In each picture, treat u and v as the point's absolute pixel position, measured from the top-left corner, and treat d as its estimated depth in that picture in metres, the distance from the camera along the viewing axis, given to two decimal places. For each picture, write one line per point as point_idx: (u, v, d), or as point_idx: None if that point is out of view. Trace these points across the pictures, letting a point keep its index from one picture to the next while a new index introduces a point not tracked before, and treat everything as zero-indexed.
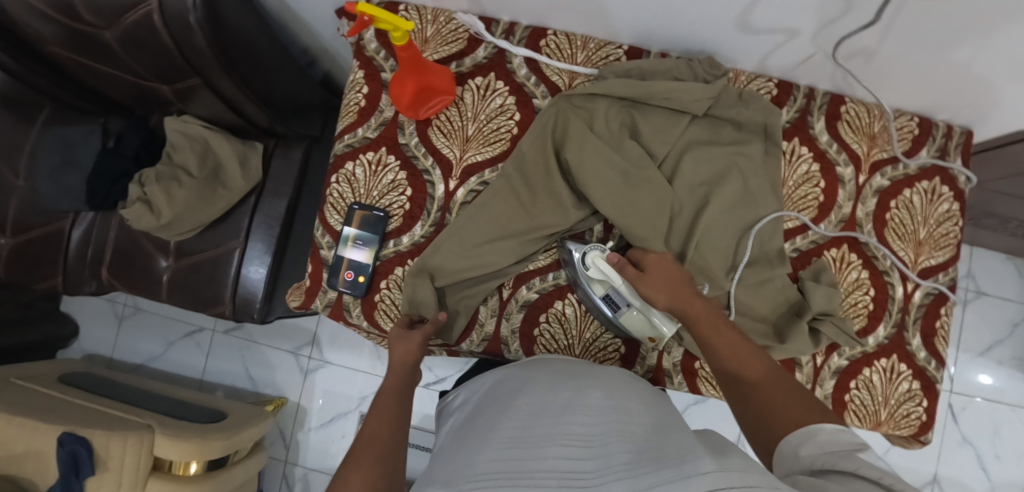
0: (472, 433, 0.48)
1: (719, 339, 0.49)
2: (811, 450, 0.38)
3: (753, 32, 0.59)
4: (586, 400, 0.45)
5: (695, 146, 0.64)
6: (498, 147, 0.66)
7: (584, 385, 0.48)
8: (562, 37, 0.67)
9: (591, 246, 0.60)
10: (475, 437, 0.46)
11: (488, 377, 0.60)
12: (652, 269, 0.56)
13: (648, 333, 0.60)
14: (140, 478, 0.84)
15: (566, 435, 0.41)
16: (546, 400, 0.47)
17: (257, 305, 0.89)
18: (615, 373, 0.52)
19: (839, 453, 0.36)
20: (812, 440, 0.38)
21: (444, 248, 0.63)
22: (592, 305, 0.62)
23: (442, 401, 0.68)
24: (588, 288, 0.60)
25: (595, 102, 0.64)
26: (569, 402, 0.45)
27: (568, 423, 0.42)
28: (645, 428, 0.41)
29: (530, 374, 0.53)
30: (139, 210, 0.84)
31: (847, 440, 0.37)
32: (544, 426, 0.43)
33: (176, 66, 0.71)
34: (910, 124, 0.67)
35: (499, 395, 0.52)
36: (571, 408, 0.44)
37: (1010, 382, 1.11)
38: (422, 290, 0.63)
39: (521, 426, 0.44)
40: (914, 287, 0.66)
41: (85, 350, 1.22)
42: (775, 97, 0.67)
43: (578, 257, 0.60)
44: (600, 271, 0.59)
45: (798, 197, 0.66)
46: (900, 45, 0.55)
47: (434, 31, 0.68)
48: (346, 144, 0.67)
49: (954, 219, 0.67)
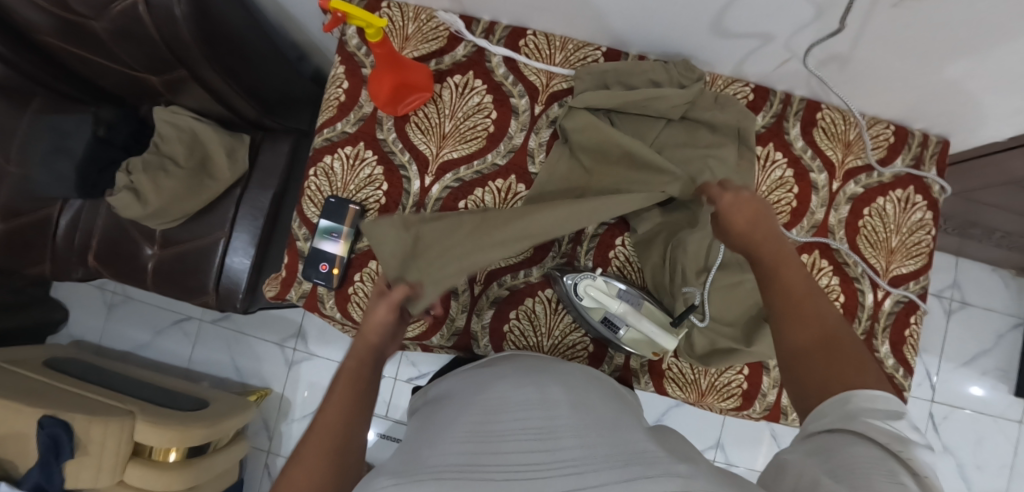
0: (433, 427, 0.49)
1: (789, 277, 0.46)
2: (836, 410, 0.37)
3: (728, 36, 0.60)
4: (550, 396, 0.47)
5: (668, 150, 0.65)
6: (474, 145, 0.66)
7: (548, 383, 0.50)
8: (541, 37, 0.68)
9: (582, 275, 0.60)
10: (437, 427, 0.47)
11: (451, 381, 0.61)
12: (734, 210, 0.49)
13: (652, 349, 0.60)
14: (120, 463, 0.87)
15: (527, 429, 0.42)
16: (509, 395, 0.48)
17: (240, 295, 0.90)
18: (579, 372, 0.55)
19: (851, 418, 0.36)
20: (844, 401, 0.38)
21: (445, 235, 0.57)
22: (592, 329, 0.63)
23: (416, 397, 0.68)
24: (586, 315, 0.61)
25: (578, 115, 0.63)
26: (535, 397, 0.46)
27: (532, 419, 0.43)
28: (598, 423, 0.43)
29: (501, 372, 0.55)
30: (126, 199, 0.85)
31: (883, 406, 0.36)
32: (509, 420, 0.44)
33: (163, 58, 0.72)
34: (885, 132, 0.68)
35: (462, 394, 0.53)
36: (536, 403, 0.45)
37: (993, 393, 1.11)
38: (387, 266, 0.56)
39: (484, 417, 0.45)
40: (884, 295, 0.66)
41: (74, 336, 1.24)
42: (750, 102, 0.67)
43: (571, 288, 0.60)
44: (594, 299, 0.60)
45: (772, 202, 0.67)
46: (872, 51, 0.55)
47: (415, 28, 0.69)
48: (324, 139, 0.68)
49: (927, 229, 0.67)
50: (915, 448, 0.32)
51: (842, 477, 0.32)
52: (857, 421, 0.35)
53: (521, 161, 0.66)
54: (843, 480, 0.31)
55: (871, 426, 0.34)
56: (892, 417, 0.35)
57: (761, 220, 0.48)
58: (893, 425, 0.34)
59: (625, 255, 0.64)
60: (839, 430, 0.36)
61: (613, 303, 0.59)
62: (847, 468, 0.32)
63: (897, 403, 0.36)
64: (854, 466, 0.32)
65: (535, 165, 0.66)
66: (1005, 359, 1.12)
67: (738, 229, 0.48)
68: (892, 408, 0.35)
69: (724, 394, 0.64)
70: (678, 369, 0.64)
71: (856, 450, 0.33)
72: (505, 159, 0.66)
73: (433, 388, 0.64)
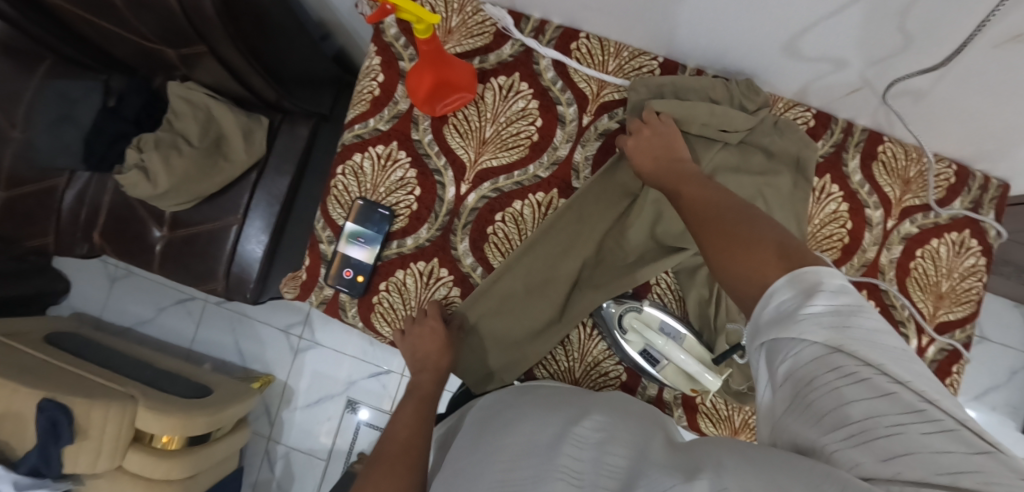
0: (461, 477, 0.43)
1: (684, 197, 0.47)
2: (767, 320, 0.34)
3: (800, 59, 0.55)
4: (578, 430, 0.42)
5: (724, 173, 0.61)
6: (515, 153, 0.62)
7: (574, 416, 0.45)
8: (595, 41, 0.63)
9: (626, 307, 0.59)
10: (468, 473, 0.42)
11: (494, 397, 0.57)
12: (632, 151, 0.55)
13: (690, 385, 0.58)
14: (120, 448, 0.84)
15: (561, 469, 0.37)
16: (536, 436, 0.43)
17: (251, 284, 0.86)
18: (608, 401, 0.49)
19: (784, 318, 0.33)
20: (771, 300, 0.35)
21: (481, 342, 0.62)
22: (629, 363, 0.60)
23: (439, 428, 0.63)
24: (624, 348, 0.59)
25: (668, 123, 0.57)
26: (560, 434, 0.42)
27: (565, 458, 0.38)
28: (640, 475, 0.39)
29: (519, 410, 0.50)
30: (136, 178, 0.81)
31: (803, 285, 0.34)
32: (539, 463, 0.38)
33: (181, 31, 0.67)
34: (948, 171, 0.64)
35: (485, 434, 0.48)
36: (565, 440, 0.41)
37: (1002, 430, 1.10)
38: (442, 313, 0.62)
39: (512, 462, 0.40)
40: (929, 341, 0.64)
41: (74, 308, 1.21)
42: (811, 129, 0.64)
43: (614, 317, 0.59)
44: (635, 332, 0.58)
45: (823, 236, 0.64)
46: (956, 88, 0.52)
47: (459, 21, 0.64)
48: (355, 135, 0.63)
49: (979, 275, 0.64)
50: (850, 322, 0.32)
51: (839, 422, 0.29)
52: (791, 325, 0.32)
53: (565, 175, 0.62)
54: (844, 421, 0.29)
55: (805, 325, 0.32)
56: (813, 292, 0.33)
57: (661, 161, 0.53)
58: (820, 307, 0.32)
59: (667, 282, 0.61)
60: (779, 339, 0.33)
61: (654, 337, 0.57)
62: (833, 401, 0.30)
63: (814, 274, 0.34)
64: (836, 393, 0.30)
65: (580, 180, 0.62)
66: (1015, 395, 1.10)
67: (647, 170, 0.53)
68: (810, 284, 0.33)
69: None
70: (712, 405, 0.62)
71: (814, 369, 0.31)
72: (547, 172, 0.62)
73: (472, 406, 0.59)
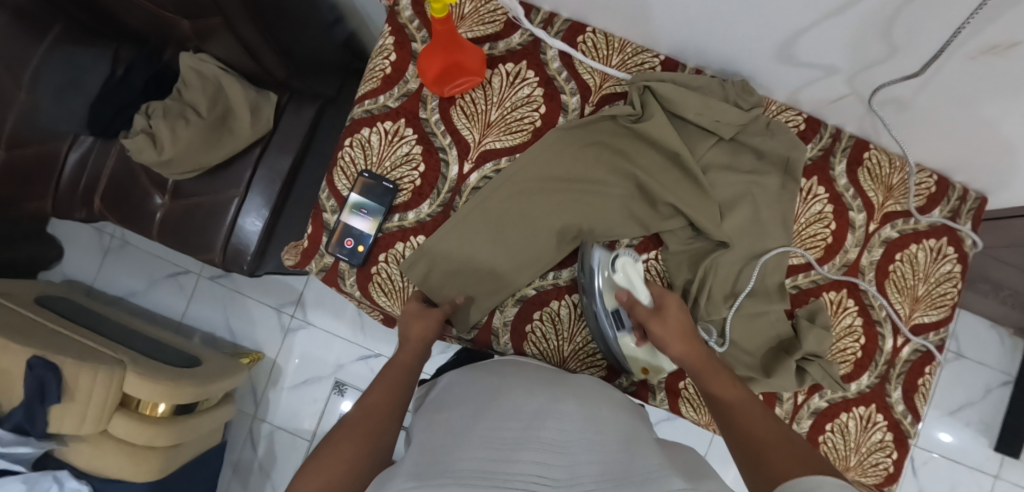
0: (445, 424, 0.46)
1: (738, 414, 0.47)
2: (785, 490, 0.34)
3: (791, 63, 0.58)
4: (558, 407, 0.44)
5: (714, 169, 0.64)
6: (518, 137, 0.65)
7: (559, 393, 0.47)
8: (600, 36, 0.66)
9: (623, 252, 0.61)
10: (450, 429, 0.44)
11: (456, 373, 0.58)
12: (669, 314, 0.56)
13: (643, 363, 0.61)
14: (105, 413, 0.83)
15: (538, 439, 0.40)
16: (518, 404, 0.45)
17: (248, 258, 0.88)
18: (590, 383, 0.52)
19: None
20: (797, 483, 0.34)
21: (451, 273, 0.64)
22: (591, 317, 0.61)
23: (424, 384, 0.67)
24: (598, 301, 0.60)
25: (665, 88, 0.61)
26: (540, 408, 0.44)
27: (546, 429, 0.41)
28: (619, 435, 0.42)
29: (503, 378, 0.51)
30: (142, 143, 0.83)
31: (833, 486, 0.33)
32: (517, 431, 0.41)
33: (201, 3, 0.70)
34: (928, 181, 0.67)
35: (473, 395, 0.49)
36: (546, 414, 0.43)
37: (975, 447, 1.13)
38: (425, 248, 0.63)
39: (495, 424, 0.42)
40: (904, 342, 0.66)
41: (66, 275, 1.21)
42: (801, 132, 0.67)
43: (608, 259, 0.60)
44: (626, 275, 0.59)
45: (808, 235, 0.66)
46: (936, 99, 0.55)
47: (472, 9, 0.67)
48: (365, 110, 0.65)
49: (954, 281, 0.67)
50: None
51: None
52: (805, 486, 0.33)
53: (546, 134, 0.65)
54: None
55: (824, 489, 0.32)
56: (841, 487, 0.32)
57: (694, 343, 0.54)
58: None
59: (656, 269, 0.66)
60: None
61: (645, 298, 0.59)
62: None
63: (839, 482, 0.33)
64: None
65: (567, 118, 0.65)
66: (990, 413, 1.13)
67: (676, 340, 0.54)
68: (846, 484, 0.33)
69: (869, 472, 0.66)
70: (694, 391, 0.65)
71: None
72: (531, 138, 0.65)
73: (437, 383, 0.60)
